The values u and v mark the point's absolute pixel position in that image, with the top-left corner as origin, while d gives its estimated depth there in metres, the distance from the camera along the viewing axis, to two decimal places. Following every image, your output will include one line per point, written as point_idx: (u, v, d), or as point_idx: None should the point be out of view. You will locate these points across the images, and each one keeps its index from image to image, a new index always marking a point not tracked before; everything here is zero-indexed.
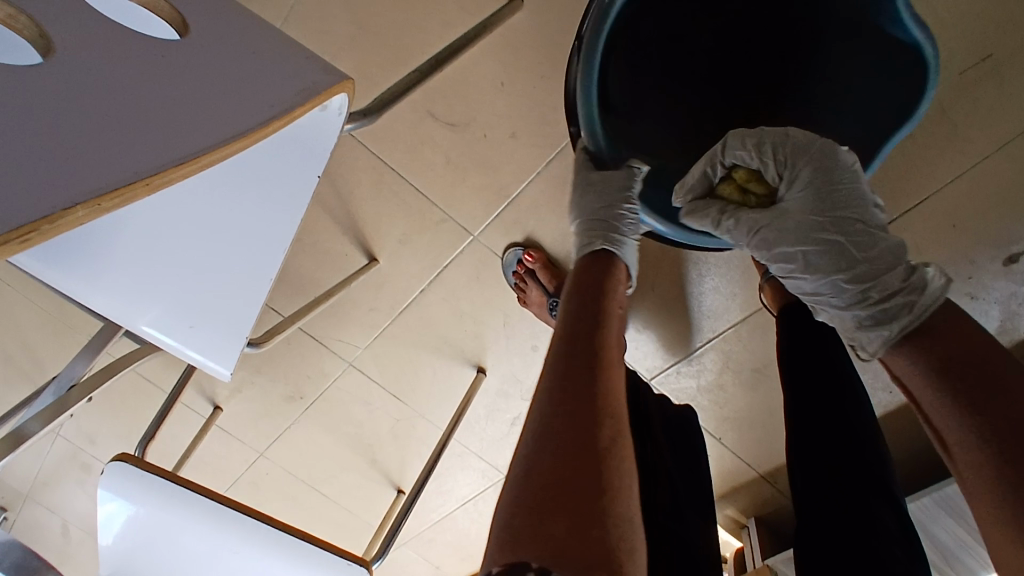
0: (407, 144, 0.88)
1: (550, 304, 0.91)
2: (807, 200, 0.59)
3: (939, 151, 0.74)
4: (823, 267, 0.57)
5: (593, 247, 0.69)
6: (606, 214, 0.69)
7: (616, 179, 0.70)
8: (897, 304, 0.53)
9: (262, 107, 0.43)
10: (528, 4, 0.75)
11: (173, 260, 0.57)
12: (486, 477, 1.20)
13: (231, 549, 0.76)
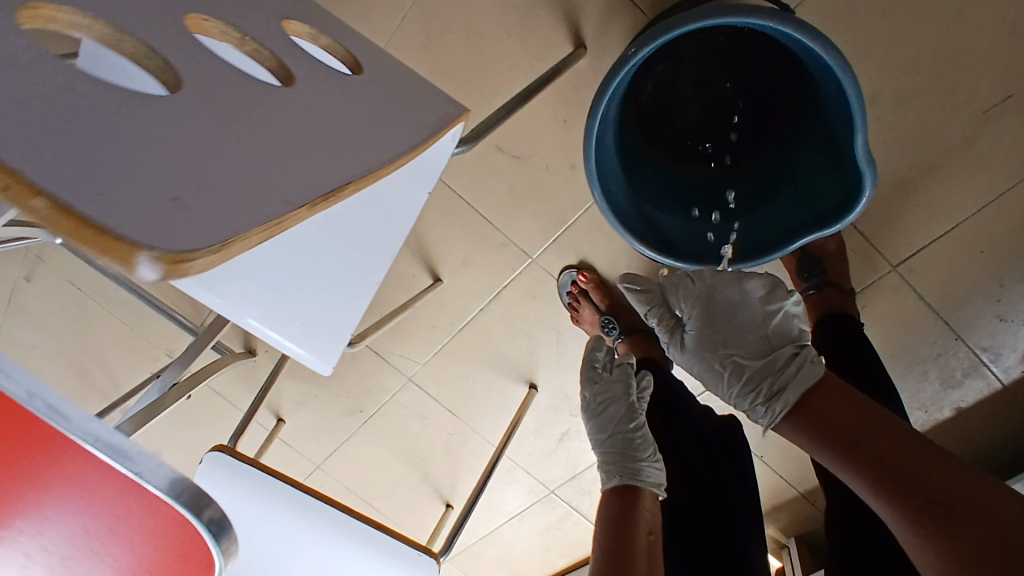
0: (476, 173, 0.97)
1: (604, 321, 0.98)
2: (691, 331, 0.69)
3: (967, 180, 0.81)
4: (725, 379, 0.66)
5: (612, 482, 0.75)
6: (616, 437, 0.78)
7: (617, 385, 0.81)
8: (761, 413, 0.61)
9: (425, 123, 0.54)
10: (590, 51, 0.85)
11: (283, 260, 0.65)
12: (533, 492, 1.27)
13: (310, 538, 0.83)
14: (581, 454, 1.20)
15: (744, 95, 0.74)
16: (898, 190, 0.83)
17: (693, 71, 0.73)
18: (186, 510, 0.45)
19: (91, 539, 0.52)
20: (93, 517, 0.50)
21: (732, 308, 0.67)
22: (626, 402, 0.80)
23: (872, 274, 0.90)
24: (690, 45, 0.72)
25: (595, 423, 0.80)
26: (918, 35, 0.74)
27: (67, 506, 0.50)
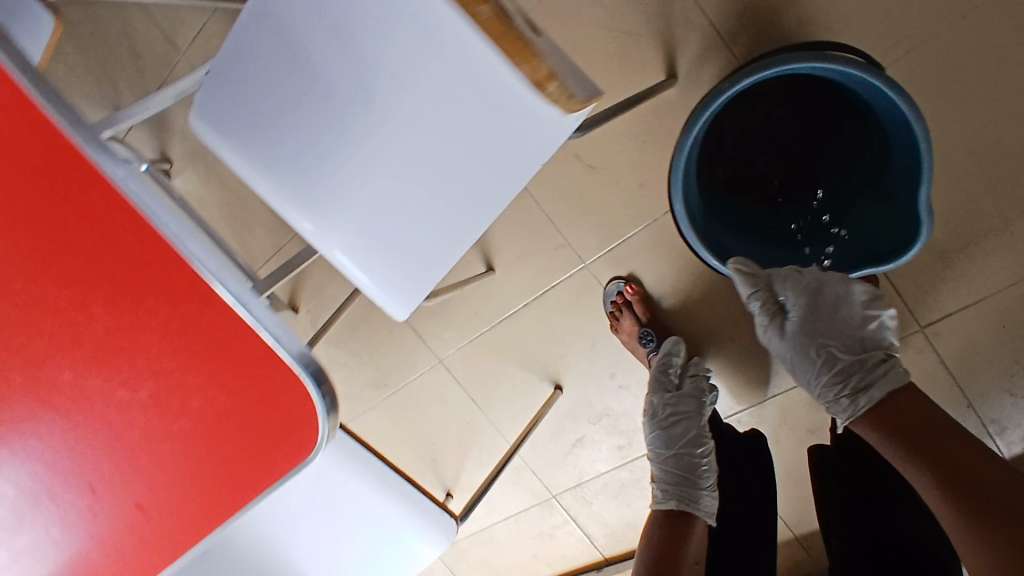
0: (550, 175, 1.05)
1: (642, 331, 1.03)
2: (791, 318, 0.77)
3: (1003, 258, 0.88)
4: (812, 368, 0.75)
5: (671, 500, 0.83)
6: (681, 457, 0.86)
7: (691, 403, 0.90)
8: (842, 405, 0.71)
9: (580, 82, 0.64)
10: (680, 82, 0.93)
11: (389, 208, 0.75)
12: (535, 496, 1.31)
13: (343, 479, 0.93)
14: (589, 463, 1.24)
15: (823, 140, 0.82)
16: (936, 257, 0.91)
17: (783, 108, 0.82)
18: (311, 379, 0.51)
19: (186, 402, 0.56)
20: (206, 386, 0.55)
21: (834, 305, 0.75)
22: (697, 422, 0.89)
23: (899, 330, 0.97)
24: (785, 83, 0.80)
25: (662, 435, 0.89)
26: (977, 119, 0.83)
27: (182, 360, 0.55)
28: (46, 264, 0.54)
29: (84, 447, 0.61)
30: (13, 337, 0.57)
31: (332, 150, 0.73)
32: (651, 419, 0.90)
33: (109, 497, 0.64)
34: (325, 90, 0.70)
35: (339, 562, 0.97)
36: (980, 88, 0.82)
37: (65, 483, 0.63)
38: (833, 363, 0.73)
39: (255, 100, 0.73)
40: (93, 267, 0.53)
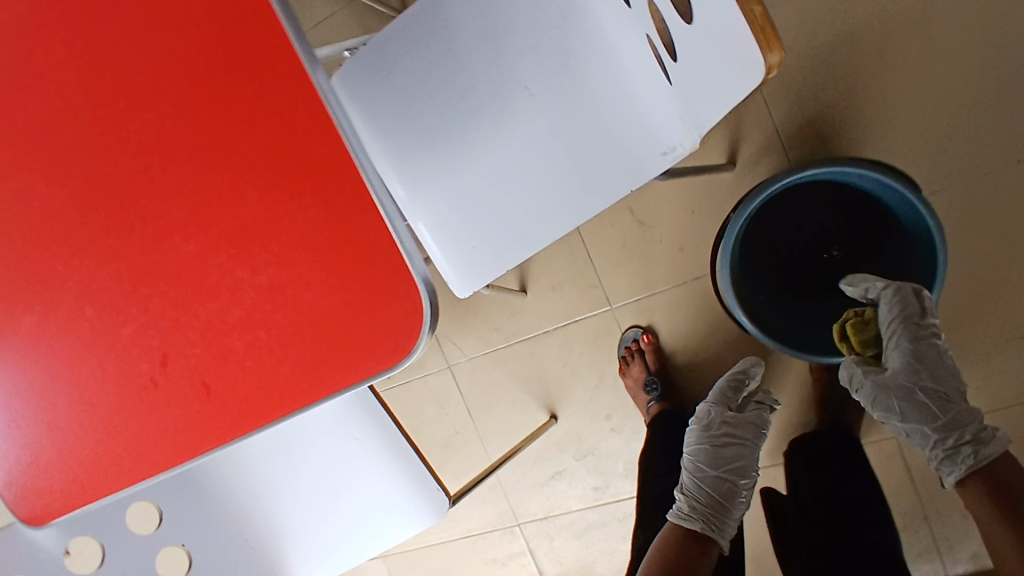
0: (600, 221, 1.16)
1: (649, 380, 1.12)
2: (897, 371, 0.84)
3: (977, 387, 1.00)
4: (916, 417, 0.83)
5: (703, 520, 0.87)
6: (723, 482, 0.90)
7: (750, 429, 0.93)
8: (961, 458, 0.78)
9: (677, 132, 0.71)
10: (737, 169, 1.05)
11: (489, 193, 0.82)
12: (501, 519, 1.38)
13: (355, 437, 0.98)
14: (563, 496, 1.32)
15: (846, 248, 0.96)
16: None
17: (820, 211, 0.96)
18: (429, 297, 0.60)
19: (296, 293, 0.65)
20: (328, 286, 0.64)
21: (936, 360, 0.83)
22: (749, 452, 0.93)
23: (877, 433, 1.08)
24: (826, 190, 0.95)
25: (712, 452, 0.92)
26: (978, 264, 0.98)
27: (312, 255, 0.64)
28: (234, 147, 0.65)
29: (187, 317, 0.69)
30: (176, 202, 0.68)
31: (460, 132, 0.82)
32: (705, 432, 0.93)
33: (182, 373, 0.71)
34: (458, 84, 0.81)
35: (324, 524, 0.99)
36: (984, 239, 0.97)
37: (156, 345, 0.71)
38: (941, 414, 0.81)
39: (397, 73, 0.82)
40: (271, 161, 0.64)
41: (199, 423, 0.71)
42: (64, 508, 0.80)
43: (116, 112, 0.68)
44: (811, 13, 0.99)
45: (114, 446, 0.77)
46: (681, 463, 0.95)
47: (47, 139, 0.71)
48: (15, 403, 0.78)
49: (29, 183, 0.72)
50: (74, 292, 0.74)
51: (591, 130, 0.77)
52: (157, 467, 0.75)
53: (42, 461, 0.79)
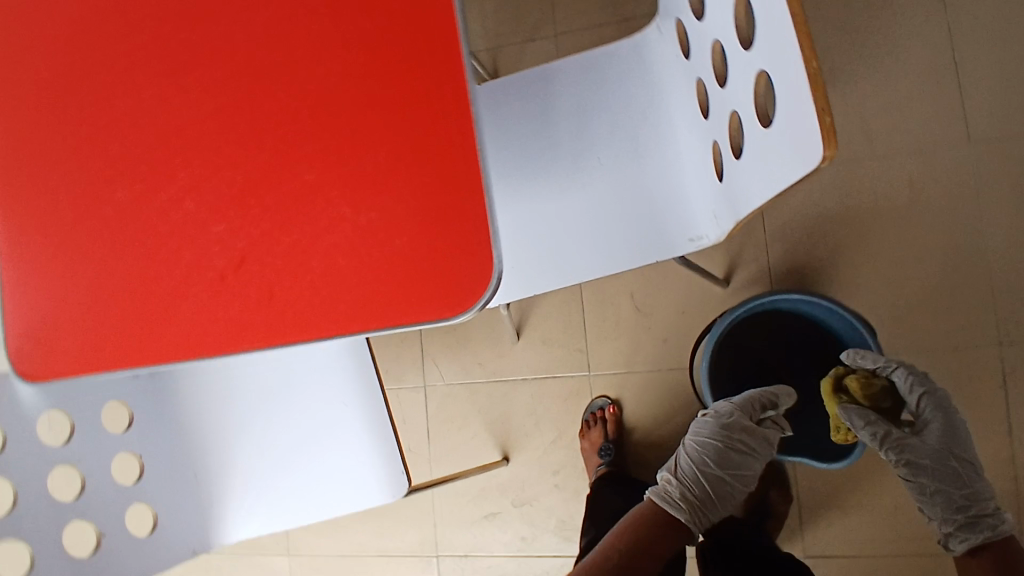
0: (602, 296, 1.32)
1: (605, 444, 1.24)
2: (928, 437, 0.95)
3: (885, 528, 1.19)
4: (939, 483, 0.93)
5: (687, 510, 0.93)
6: (719, 482, 0.95)
7: (760, 442, 0.97)
8: (984, 526, 0.89)
9: (711, 227, 0.89)
10: (730, 288, 1.24)
11: (545, 224, 0.97)
12: (423, 547, 1.42)
13: (342, 402, 1.08)
14: (489, 538, 1.38)
15: (802, 373, 1.15)
16: (834, 501, 1.20)
17: (790, 337, 1.15)
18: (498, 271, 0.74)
19: (387, 240, 0.77)
20: (416, 241, 0.77)
21: (961, 437, 0.95)
22: (752, 463, 0.96)
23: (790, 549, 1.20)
24: (799, 321, 1.14)
25: (724, 453, 0.96)
26: None
27: (409, 214, 0.77)
28: (374, 112, 0.79)
29: (279, 232, 0.80)
30: (308, 139, 0.81)
31: (538, 171, 0.98)
32: (724, 433, 0.96)
33: (253, 277, 0.81)
34: (544, 138, 0.98)
35: (286, 471, 1.09)
36: None
37: (238, 248, 0.81)
38: (964, 486, 0.92)
39: (507, 108, 0.99)
40: (402, 130, 0.78)
41: (250, 324, 0.81)
42: (85, 367, 0.87)
43: (287, 55, 0.82)
44: (821, 184, 1.21)
45: (155, 326, 0.84)
46: (687, 450, 0.98)
47: (218, 58, 0.84)
48: (83, 263, 0.87)
49: (185, 86, 0.85)
50: (182, 184, 0.84)
51: (642, 203, 0.95)
52: (188, 354, 0.83)
53: (83, 322, 0.87)
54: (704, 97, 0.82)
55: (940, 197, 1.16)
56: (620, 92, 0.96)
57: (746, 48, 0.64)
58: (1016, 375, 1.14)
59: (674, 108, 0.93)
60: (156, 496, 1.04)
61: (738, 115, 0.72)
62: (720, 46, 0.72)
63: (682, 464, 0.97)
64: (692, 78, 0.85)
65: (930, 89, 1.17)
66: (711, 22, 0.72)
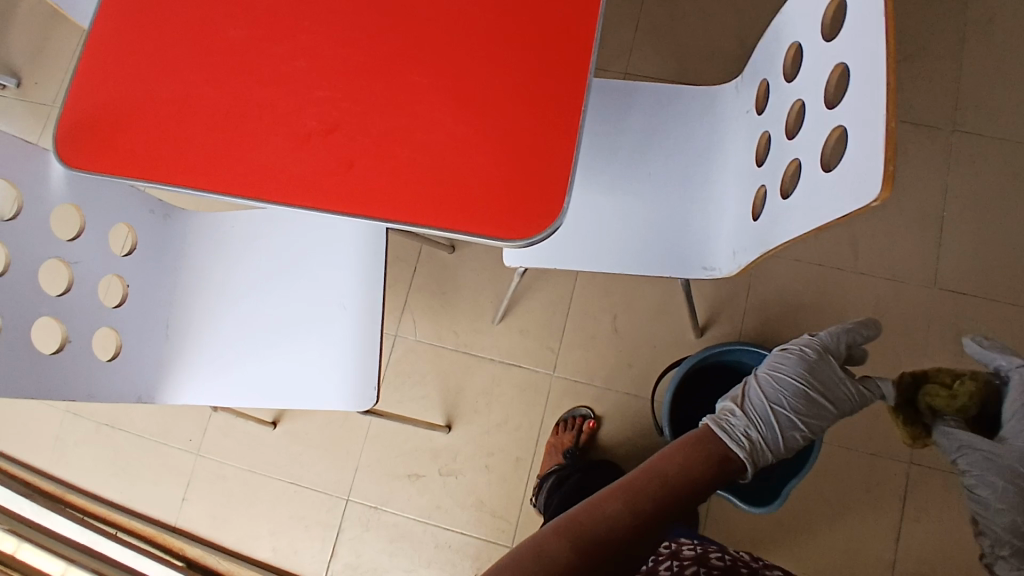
0: (590, 309, 1.42)
1: (570, 449, 1.30)
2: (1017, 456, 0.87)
3: None
4: (1007, 505, 0.88)
5: (752, 443, 0.92)
6: (789, 425, 0.93)
7: (844, 394, 0.95)
8: None
9: (725, 262, 1.01)
10: (701, 339, 1.37)
11: (585, 213, 1.08)
12: (333, 487, 1.41)
13: (342, 303, 1.08)
14: (402, 497, 1.40)
15: None
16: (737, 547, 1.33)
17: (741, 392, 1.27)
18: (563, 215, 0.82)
19: (471, 155, 0.84)
20: (496, 166, 0.84)
21: None
22: (829, 415, 0.95)
23: None
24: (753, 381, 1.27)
25: (802, 395, 0.94)
26: (806, 505, 1.34)
27: (500, 139, 0.84)
28: (498, 47, 0.87)
29: (374, 116, 0.86)
30: (429, 47, 0.88)
31: (594, 166, 1.09)
32: (807, 375, 0.94)
33: (337, 146, 0.86)
34: (609, 141, 1.10)
35: (257, 350, 1.08)
36: (821, 493, 1.34)
37: (332, 116, 0.87)
38: None
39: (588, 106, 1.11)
40: (517, 71, 0.86)
41: (319, 184, 0.85)
42: (131, 169, 0.87)
43: None
44: (804, 278, 1.37)
45: (222, 155, 0.87)
46: (762, 384, 0.96)
47: None
48: (170, 76, 0.89)
49: None
50: (300, 44, 0.89)
51: (673, 224, 1.06)
52: (243, 192, 0.86)
53: (147, 128, 0.88)
54: (763, 149, 0.95)
55: (897, 323, 1.33)
56: (686, 129, 1.09)
57: (830, 108, 0.77)
58: (912, 493, 1.32)
59: (729, 154, 1.05)
60: (128, 328, 1.02)
61: (797, 164, 0.84)
62: (801, 106, 0.85)
63: (754, 399, 0.96)
64: (757, 131, 0.98)
65: (917, 233, 1.36)
66: (800, 84, 0.85)
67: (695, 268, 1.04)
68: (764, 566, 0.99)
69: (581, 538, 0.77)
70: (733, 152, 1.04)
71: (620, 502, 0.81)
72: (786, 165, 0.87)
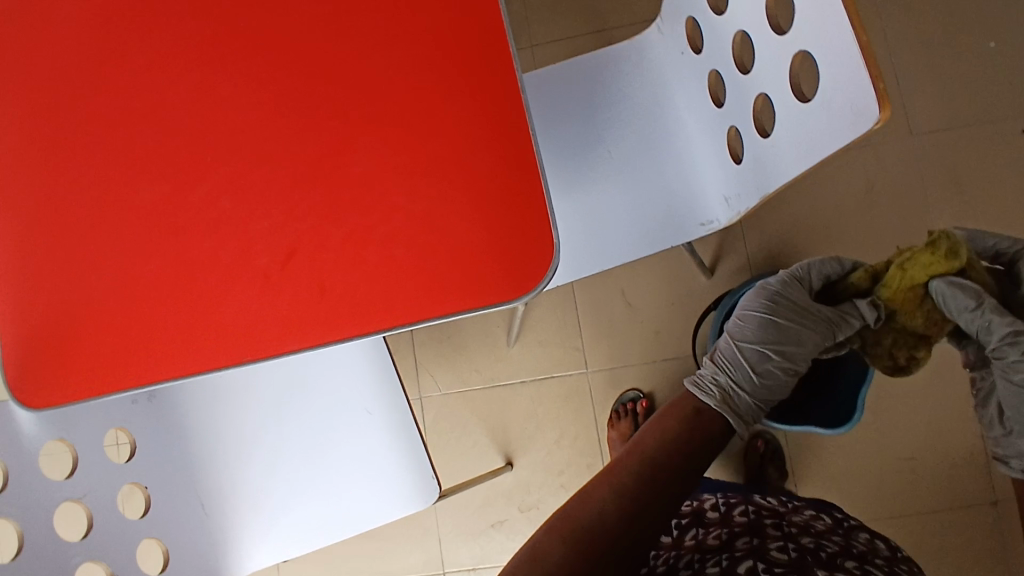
0: (596, 295, 1.38)
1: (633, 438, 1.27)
2: None
3: (880, 493, 1.34)
4: None
5: (718, 386, 0.95)
6: (757, 359, 0.96)
7: (815, 315, 0.95)
8: None
9: (721, 212, 0.96)
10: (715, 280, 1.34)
11: (591, 211, 1.01)
12: (426, 567, 1.37)
13: (365, 409, 1.02)
14: (496, 549, 1.36)
15: None
16: (828, 457, 1.36)
17: None
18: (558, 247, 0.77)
19: (441, 227, 0.78)
20: (470, 228, 0.78)
21: None
22: (804, 339, 0.94)
23: None
24: None
25: (768, 324, 0.96)
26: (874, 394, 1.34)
27: (461, 199, 0.79)
28: (421, 103, 0.80)
29: (325, 226, 0.79)
30: (352, 131, 0.80)
31: (581, 158, 1.02)
32: (766, 304, 0.96)
33: (301, 273, 0.79)
34: (567, 132, 1.03)
35: (298, 490, 1.02)
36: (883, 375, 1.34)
37: (282, 244, 0.79)
38: None
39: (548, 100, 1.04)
40: (452, 122, 0.80)
41: (301, 320, 0.78)
42: (100, 383, 0.79)
43: (329, 48, 0.82)
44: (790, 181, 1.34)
45: (188, 331, 0.79)
46: (731, 329, 1.00)
47: (251, 51, 0.82)
48: (96, 269, 0.81)
49: (217, 79, 0.82)
50: (215, 181, 0.81)
51: (656, 193, 1.00)
52: (231, 359, 0.78)
53: (98, 335, 0.80)
54: (719, 89, 0.90)
55: None
56: (628, 91, 1.03)
57: (780, 34, 0.72)
58: None
59: (682, 105, 1.00)
60: (169, 530, 0.96)
61: (765, 97, 0.79)
62: (744, 36, 0.79)
63: (724, 346, 0.99)
64: (703, 73, 0.92)
65: None
66: (736, 16, 0.79)
67: (694, 228, 0.98)
68: (790, 510, 0.99)
69: (575, 530, 0.75)
70: (687, 97, 0.98)
71: (606, 484, 0.80)
72: (752, 101, 0.81)
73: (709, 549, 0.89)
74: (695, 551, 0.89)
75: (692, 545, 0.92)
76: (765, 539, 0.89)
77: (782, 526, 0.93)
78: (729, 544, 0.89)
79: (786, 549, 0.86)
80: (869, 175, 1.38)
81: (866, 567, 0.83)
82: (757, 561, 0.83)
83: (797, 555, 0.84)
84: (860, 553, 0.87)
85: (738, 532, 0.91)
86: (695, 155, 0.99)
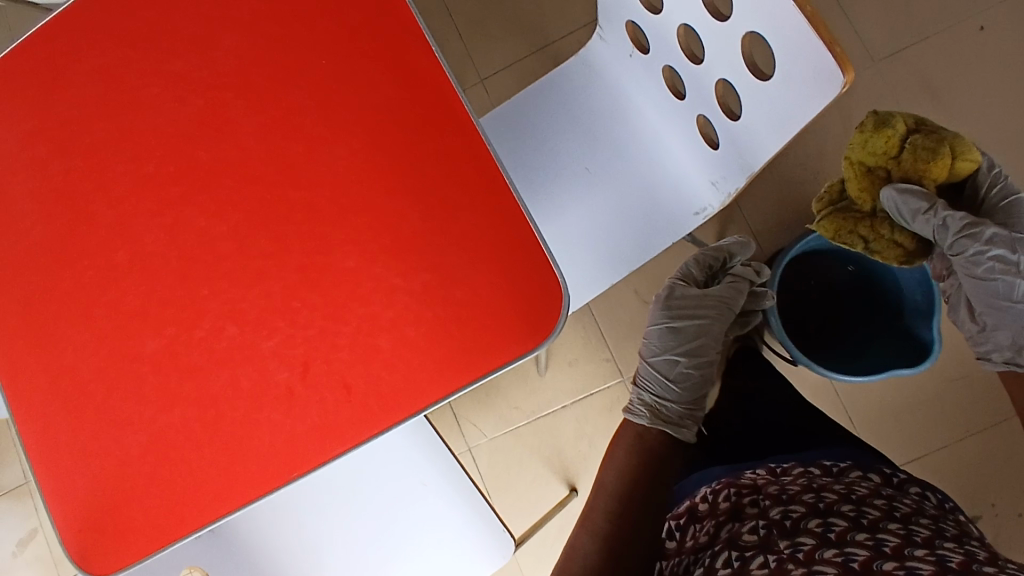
0: (612, 303, 1.37)
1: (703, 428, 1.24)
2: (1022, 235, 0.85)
3: (945, 416, 1.37)
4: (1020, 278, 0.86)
5: (643, 403, 1.05)
6: (669, 366, 1.05)
7: (709, 306, 1.03)
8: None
9: (709, 197, 0.93)
10: None
11: (580, 229, 1.00)
12: None
13: (421, 480, 1.02)
14: None
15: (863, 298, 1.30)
16: (892, 391, 1.39)
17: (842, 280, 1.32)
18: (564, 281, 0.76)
19: (445, 294, 0.78)
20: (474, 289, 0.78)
21: None
22: (702, 333, 1.03)
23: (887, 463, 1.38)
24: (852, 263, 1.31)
25: (668, 331, 1.04)
26: None
27: (460, 263, 0.79)
28: (393, 182, 0.81)
29: (334, 324, 0.79)
30: (333, 226, 0.81)
31: (558, 181, 1.02)
32: (662, 312, 1.04)
33: (323, 377, 0.78)
34: (545, 152, 1.03)
35: None
36: None
37: (298, 354, 0.79)
38: None
39: (513, 131, 1.04)
40: (427, 192, 0.80)
41: (334, 423, 0.78)
42: (160, 536, 0.79)
43: (290, 154, 0.83)
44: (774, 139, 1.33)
45: (229, 463, 0.79)
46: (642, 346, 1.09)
47: (216, 178, 0.83)
48: (125, 426, 0.81)
49: (191, 212, 0.83)
50: (216, 310, 0.81)
51: (639, 195, 0.99)
52: (279, 476, 0.78)
53: (146, 490, 0.80)
54: (676, 79, 0.88)
55: None
56: (584, 103, 1.02)
57: (721, 20, 0.72)
58: None
59: (642, 103, 0.99)
60: None
61: (724, 81, 0.78)
62: (687, 27, 0.79)
63: (641, 363, 1.08)
64: (657, 70, 0.91)
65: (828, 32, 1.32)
66: (672, 12, 0.78)
67: (687, 220, 0.96)
68: (774, 477, 0.94)
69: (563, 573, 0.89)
70: (649, 92, 0.97)
71: (585, 534, 0.92)
72: (712, 87, 0.81)
73: (698, 548, 0.87)
74: (688, 554, 0.88)
75: (689, 547, 0.89)
76: (745, 521, 0.86)
77: (763, 500, 0.89)
78: (715, 536, 0.87)
79: (757, 528, 0.83)
80: (844, 111, 1.37)
81: (830, 520, 0.79)
82: (731, 549, 0.81)
83: (765, 533, 0.81)
84: (829, 508, 0.82)
85: (722, 520, 0.89)
86: (672, 146, 0.98)
